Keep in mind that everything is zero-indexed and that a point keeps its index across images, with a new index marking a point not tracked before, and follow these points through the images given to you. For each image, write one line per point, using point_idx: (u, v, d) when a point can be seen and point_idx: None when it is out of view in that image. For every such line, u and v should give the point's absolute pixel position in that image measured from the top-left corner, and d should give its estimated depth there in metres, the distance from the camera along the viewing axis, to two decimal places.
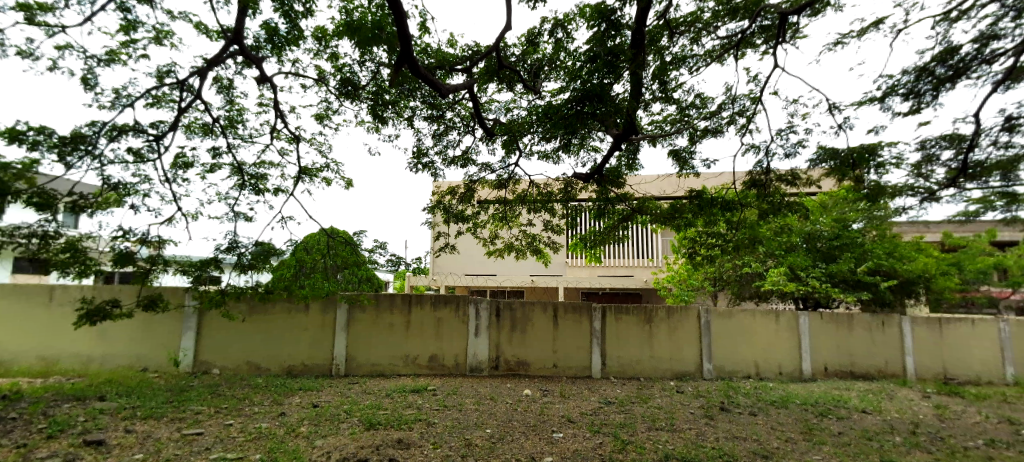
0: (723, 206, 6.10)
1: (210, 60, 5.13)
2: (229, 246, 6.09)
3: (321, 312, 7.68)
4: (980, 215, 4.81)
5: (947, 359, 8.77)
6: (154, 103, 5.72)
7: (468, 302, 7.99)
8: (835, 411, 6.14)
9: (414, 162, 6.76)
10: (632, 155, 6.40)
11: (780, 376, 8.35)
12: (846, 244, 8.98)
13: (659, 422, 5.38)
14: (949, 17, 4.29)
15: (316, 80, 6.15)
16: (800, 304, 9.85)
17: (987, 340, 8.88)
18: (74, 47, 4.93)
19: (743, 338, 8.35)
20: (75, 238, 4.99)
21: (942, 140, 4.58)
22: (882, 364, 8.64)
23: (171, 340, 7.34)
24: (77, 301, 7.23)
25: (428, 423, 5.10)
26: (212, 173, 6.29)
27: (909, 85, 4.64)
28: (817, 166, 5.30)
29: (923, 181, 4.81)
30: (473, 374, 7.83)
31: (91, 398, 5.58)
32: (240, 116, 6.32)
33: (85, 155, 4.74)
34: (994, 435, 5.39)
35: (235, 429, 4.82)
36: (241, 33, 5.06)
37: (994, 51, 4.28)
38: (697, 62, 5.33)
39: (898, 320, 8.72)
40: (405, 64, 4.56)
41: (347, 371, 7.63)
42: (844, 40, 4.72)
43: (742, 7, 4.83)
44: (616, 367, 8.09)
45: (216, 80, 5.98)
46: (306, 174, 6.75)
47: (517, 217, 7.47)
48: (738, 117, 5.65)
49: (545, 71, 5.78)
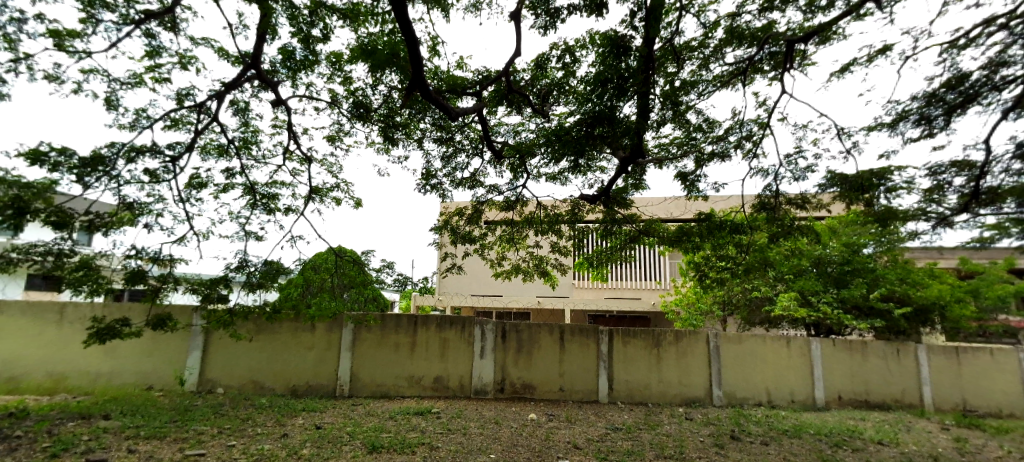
0: (732, 229, 6.07)
1: (228, 84, 5.29)
2: (239, 264, 6.14)
3: (327, 332, 7.68)
4: (995, 242, 4.76)
5: (967, 389, 8.51)
6: (173, 125, 5.88)
7: (473, 324, 7.93)
8: (851, 442, 5.97)
9: (423, 183, 6.85)
10: (639, 177, 6.43)
11: (793, 404, 8.15)
12: (858, 270, 8.83)
13: (668, 450, 5.27)
14: (956, 44, 4.35)
15: (329, 103, 6.29)
16: (811, 331, 9.66)
17: (1007, 371, 8.62)
18: (99, 71, 5.11)
19: (754, 364, 8.19)
20: (89, 257, 5.06)
21: (954, 166, 4.59)
22: (897, 393, 8.41)
23: (177, 358, 7.36)
24: (86, 319, 7.31)
25: (431, 447, 5.02)
26: (225, 193, 6.40)
27: (918, 110, 4.67)
28: (826, 190, 5.31)
29: (935, 207, 4.80)
30: (479, 397, 7.73)
31: (95, 417, 5.58)
32: (254, 138, 6.47)
33: (103, 176, 4.87)
34: None
35: (237, 450, 4.79)
36: (259, 58, 5.22)
37: (1005, 78, 4.30)
38: (705, 87, 5.40)
39: (914, 349, 8.53)
40: (417, 90, 4.70)
41: (351, 392, 7.58)
42: (852, 66, 4.78)
43: (749, 33, 4.92)
44: (624, 391, 7.95)
45: (232, 103, 6.15)
46: (317, 194, 6.84)
47: (524, 238, 7.49)
48: (745, 142, 5.69)
49: (554, 95, 5.85)
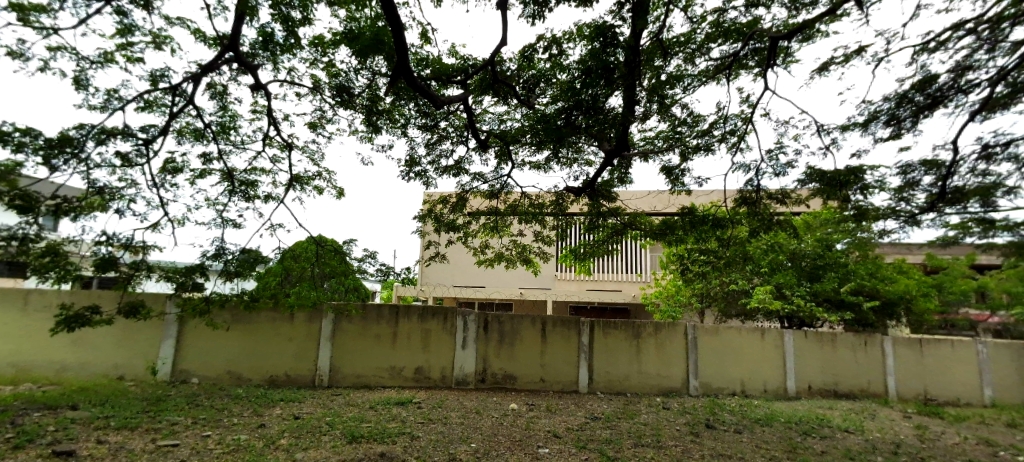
0: (713, 223, 6.19)
1: (204, 66, 5.13)
2: (216, 252, 6.02)
3: (306, 322, 7.59)
4: (958, 240, 4.99)
5: (929, 379, 8.90)
6: (146, 107, 5.69)
7: (455, 315, 7.93)
8: (819, 429, 6.21)
9: (407, 171, 6.80)
10: (625, 170, 6.50)
11: (765, 394, 8.40)
12: (830, 264, 9.14)
13: (645, 438, 5.39)
14: (927, 47, 4.49)
15: (311, 88, 6.17)
16: (785, 323, 9.95)
17: (966, 362, 9.02)
18: (68, 48, 4.91)
19: (729, 355, 8.40)
20: (56, 242, 4.89)
21: (924, 165, 4.76)
22: (864, 384, 8.74)
23: (150, 348, 7.19)
24: (54, 306, 7.07)
25: (412, 436, 5.03)
26: (202, 178, 6.25)
27: (889, 111, 4.83)
28: (804, 186, 5.46)
29: (905, 205, 4.99)
30: (460, 387, 7.76)
31: (63, 407, 5.43)
32: (233, 123, 6.32)
33: (71, 158, 4.70)
34: (972, 456, 5.53)
35: (212, 440, 4.73)
36: (238, 40, 5.08)
37: (970, 81, 4.48)
38: (692, 81, 5.47)
39: (880, 340, 8.85)
40: (403, 78, 4.65)
41: (331, 383, 7.52)
42: (830, 65, 4.90)
43: (735, 29, 4.99)
44: (603, 382, 8.08)
45: (210, 86, 5.98)
46: (298, 182, 6.73)
47: (508, 227, 7.50)
48: (728, 136, 5.79)
49: (540, 86, 5.84)
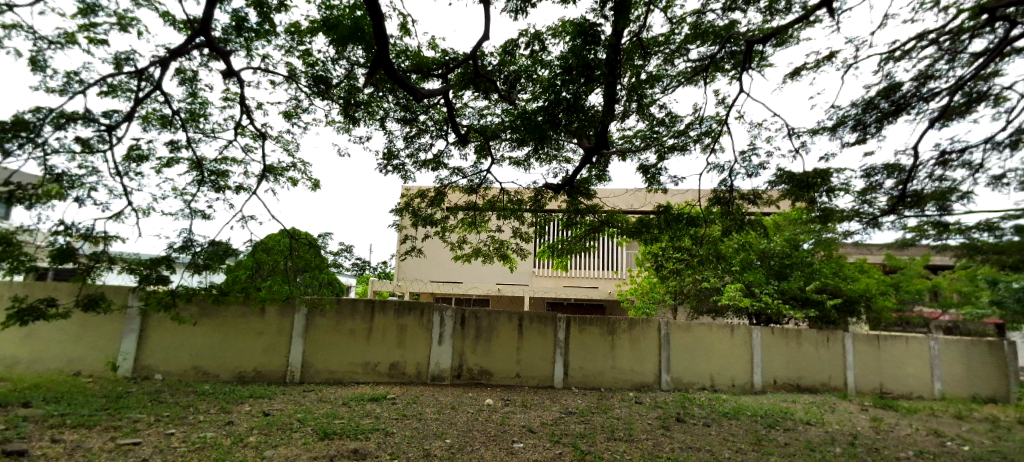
0: (688, 222, 6.33)
1: (173, 51, 4.92)
2: (183, 244, 5.81)
3: (278, 317, 7.42)
4: (915, 242, 5.24)
5: (885, 374, 9.33)
6: (109, 92, 5.44)
7: (432, 310, 7.89)
8: (783, 422, 6.45)
9: (385, 164, 6.70)
10: (603, 168, 6.57)
11: (733, 388, 8.66)
12: (797, 263, 9.48)
13: (618, 433, 5.48)
14: (892, 56, 4.69)
15: (286, 77, 6.00)
16: (753, 320, 10.26)
17: (919, 357, 9.49)
18: (24, 27, 4.64)
19: (700, 350, 8.62)
20: (9, 231, 4.64)
21: (886, 169, 4.97)
22: (826, 378, 9.11)
23: (110, 342, 6.91)
24: (6, 298, 6.72)
25: (386, 432, 4.99)
26: (170, 167, 6.01)
27: (856, 116, 5.03)
28: (774, 187, 5.64)
29: (867, 207, 5.21)
30: (435, 383, 7.74)
31: (14, 404, 5.17)
32: (203, 110, 6.09)
33: (27, 143, 4.46)
34: (923, 446, 5.84)
35: (177, 438, 4.58)
36: (209, 25, 4.88)
37: (931, 90, 4.69)
38: (670, 82, 5.56)
39: (842, 337, 9.24)
40: (382, 69, 4.57)
41: (303, 378, 7.39)
42: (802, 70, 5.06)
43: (712, 32, 5.10)
44: (578, 377, 8.18)
45: (179, 71, 5.75)
46: (271, 173, 6.54)
47: (487, 222, 7.49)
48: (704, 137, 5.92)
49: (521, 82, 5.84)
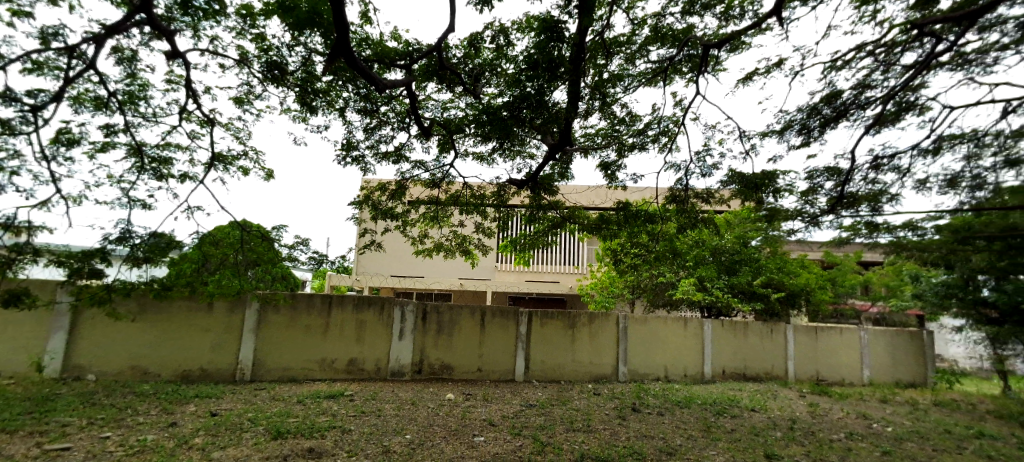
0: (646, 219, 6.51)
1: (109, 27, 4.54)
2: (120, 236, 5.40)
3: (228, 312, 7.07)
4: (850, 240, 5.62)
5: (821, 362, 10.00)
6: (34, 69, 4.97)
7: (392, 305, 7.74)
8: (729, 409, 6.79)
9: (344, 155, 6.50)
10: (565, 164, 6.65)
11: (685, 378, 9.02)
12: (745, 260, 9.99)
13: (577, 424, 5.60)
14: (835, 65, 4.99)
15: (237, 60, 5.68)
16: (703, 313, 10.72)
17: (851, 347, 10.22)
18: None
19: (655, 342, 8.93)
20: None
21: (827, 172, 5.29)
22: (769, 367, 9.65)
23: (35, 341, 6.37)
24: None
25: (343, 430, 4.88)
26: (105, 152, 5.57)
27: (801, 121, 5.32)
28: (726, 186, 5.89)
29: (809, 207, 5.53)
30: (395, 378, 7.62)
31: None
32: (142, 92, 5.68)
33: None
34: (853, 428, 6.31)
35: (114, 442, 4.29)
36: (151, 1, 4.54)
37: (868, 98, 5.03)
38: (631, 82, 5.69)
39: (784, 328, 9.81)
40: (342, 57, 4.40)
41: (255, 377, 7.09)
42: (754, 75, 5.29)
43: (672, 34, 5.25)
44: (538, 370, 8.28)
45: (115, 50, 5.33)
46: (219, 162, 6.19)
47: (448, 217, 7.42)
48: (661, 136, 6.10)
49: (486, 76, 5.80)
